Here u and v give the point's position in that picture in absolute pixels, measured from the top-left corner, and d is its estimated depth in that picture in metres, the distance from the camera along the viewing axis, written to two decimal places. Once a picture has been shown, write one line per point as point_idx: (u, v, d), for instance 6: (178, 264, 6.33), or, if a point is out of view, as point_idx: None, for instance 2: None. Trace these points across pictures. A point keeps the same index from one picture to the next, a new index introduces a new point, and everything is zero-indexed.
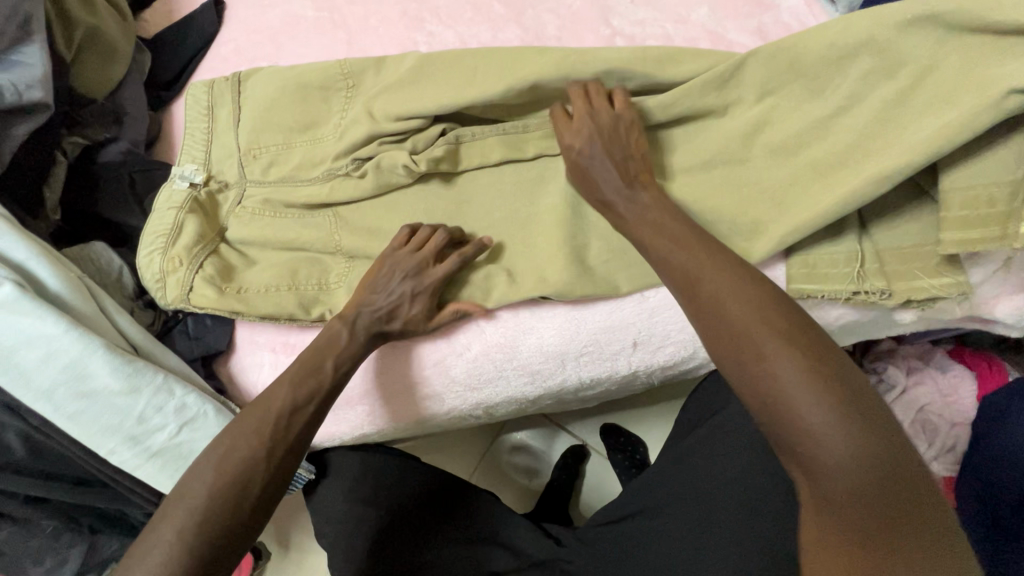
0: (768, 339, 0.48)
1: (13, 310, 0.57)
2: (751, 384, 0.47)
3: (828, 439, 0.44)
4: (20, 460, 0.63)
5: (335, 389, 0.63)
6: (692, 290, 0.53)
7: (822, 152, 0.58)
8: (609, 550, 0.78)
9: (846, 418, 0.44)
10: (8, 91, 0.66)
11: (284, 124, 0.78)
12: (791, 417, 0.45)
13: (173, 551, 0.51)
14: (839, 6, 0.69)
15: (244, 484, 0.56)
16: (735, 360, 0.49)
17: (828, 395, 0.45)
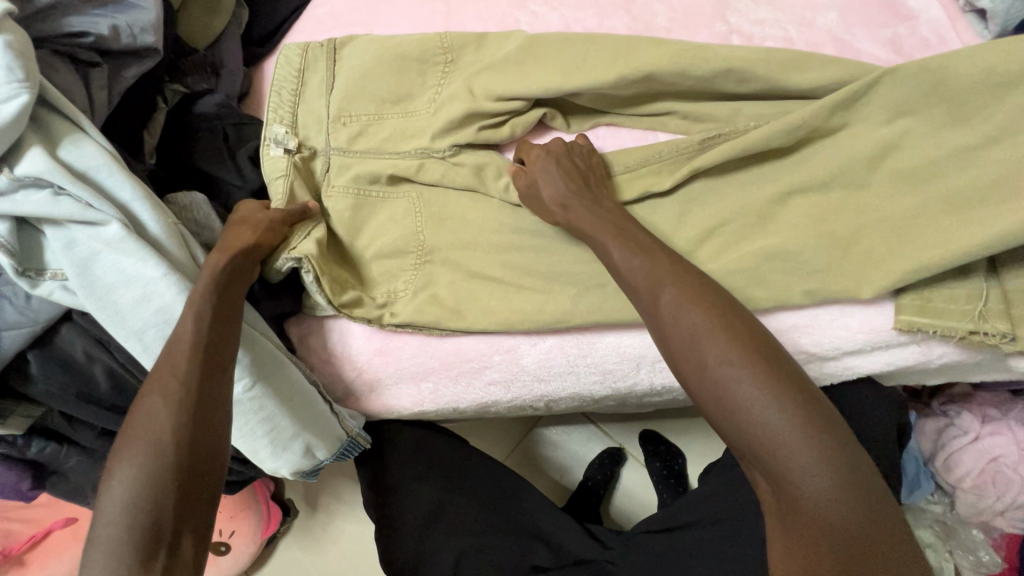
0: (719, 348, 0.47)
1: (117, 249, 0.58)
2: (720, 395, 0.46)
3: (760, 413, 0.44)
4: (103, 394, 0.65)
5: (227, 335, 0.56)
6: (652, 299, 0.52)
7: (960, 184, 0.55)
8: (654, 557, 0.76)
9: (778, 392, 0.45)
10: (123, 33, 0.67)
11: (378, 94, 0.76)
12: (728, 395, 0.45)
13: (134, 494, 0.48)
14: (988, 25, 0.64)
15: (162, 447, 0.50)
16: (689, 369, 0.48)
17: (753, 366, 0.46)
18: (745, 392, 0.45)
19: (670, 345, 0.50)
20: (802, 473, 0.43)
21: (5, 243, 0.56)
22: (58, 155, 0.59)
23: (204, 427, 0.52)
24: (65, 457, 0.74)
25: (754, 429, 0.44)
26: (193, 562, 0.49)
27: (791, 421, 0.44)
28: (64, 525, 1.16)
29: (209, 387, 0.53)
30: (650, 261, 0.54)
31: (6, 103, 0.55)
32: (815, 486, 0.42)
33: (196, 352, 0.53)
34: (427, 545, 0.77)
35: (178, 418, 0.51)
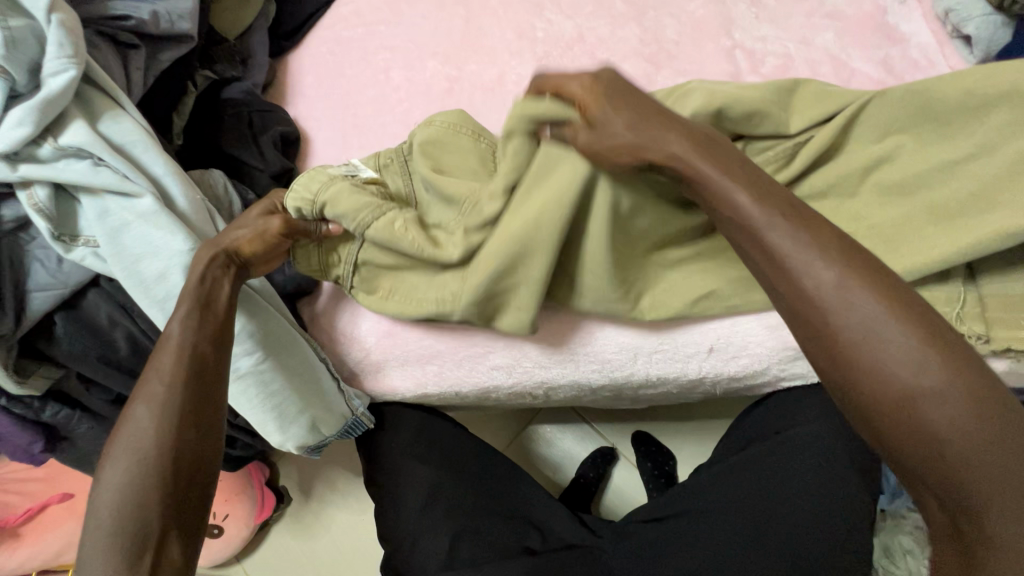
0: (905, 349, 0.41)
1: (149, 221, 0.61)
2: (905, 405, 0.40)
3: (951, 429, 0.39)
4: (121, 358, 0.68)
5: (212, 339, 0.57)
6: (802, 300, 0.44)
7: (942, 196, 0.59)
8: (644, 545, 0.78)
9: (967, 411, 0.39)
10: (163, 19, 0.71)
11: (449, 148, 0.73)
12: (912, 407, 0.40)
13: (119, 496, 0.48)
14: (974, 51, 0.68)
15: (147, 448, 0.50)
16: (857, 378, 0.42)
17: (948, 376, 0.39)
18: (932, 404, 0.39)
19: (831, 354, 0.43)
20: (999, 494, 0.37)
21: (44, 208, 0.59)
22: (98, 129, 0.63)
23: (188, 429, 0.52)
24: (76, 423, 0.77)
25: (943, 447, 0.39)
26: (181, 560, 0.48)
27: (988, 445, 0.38)
28: (60, 500, 1.17)
29: (197, 389, 0.54)
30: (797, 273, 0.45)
31: (56, 76, 0.59)
32: (996, 516, 0.37)
33: (184, 354, 0.55)
34: (425, 525, 0.78)
35: (165, 419, 0.51)
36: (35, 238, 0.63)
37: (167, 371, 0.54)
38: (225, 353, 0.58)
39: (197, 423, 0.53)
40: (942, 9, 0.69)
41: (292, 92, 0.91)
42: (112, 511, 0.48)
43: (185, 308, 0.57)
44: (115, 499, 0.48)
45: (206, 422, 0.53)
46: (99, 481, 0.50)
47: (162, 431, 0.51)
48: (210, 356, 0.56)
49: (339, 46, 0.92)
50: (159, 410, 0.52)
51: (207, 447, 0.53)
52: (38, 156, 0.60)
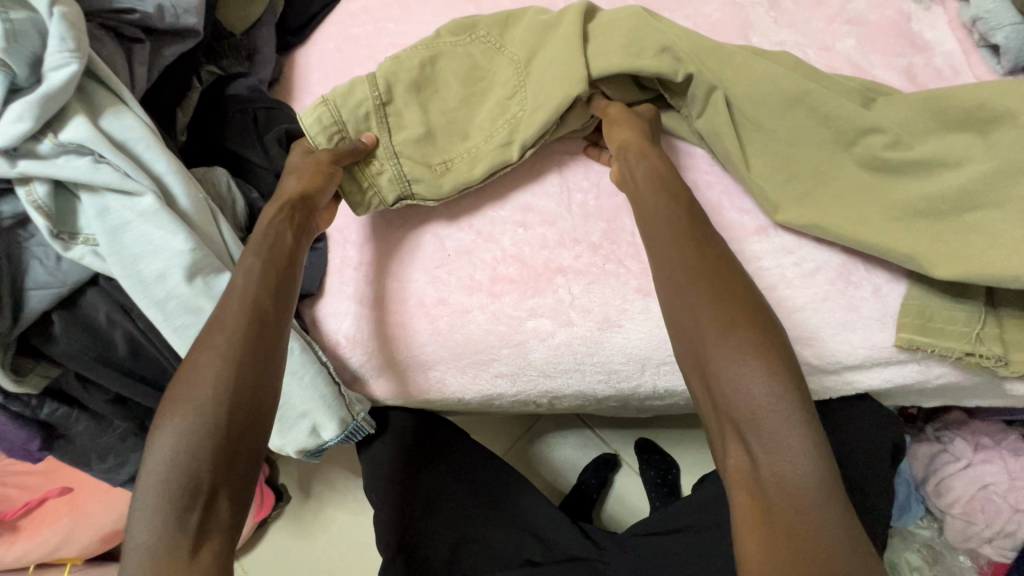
0: (715, 311, 0.51)
1: (149, 220, 0.60)
2: (711, 361, 0.49)
3: (751, 384, 0.47)
4: (120, 358, 0.67)
5: (272, 297, 0.57)
6: (665, 273, 0.56)
7: (966, 216, 0.57)
8: (646, 559, 0.77)
9: (782, 397, 0.46)
10: (167, 13, 0.69)
11: (453, 99, 0.76)
12: (717, 364, 0.48)
13: (179, 443, 0.48)
14: (1001, 62, 0.66)
15: (208, 397, 0.50)
16: (691, 336, 0.51)
17: (751, 337, 0.49)
18: (733, 357, 0.48)
19: (682, 320, 0.53)
20: (773, 435, 0.45)
21: (43, 206, 0.58)
22: (99, 124, 0.61)
23: (246, 385, 0.51)
24: (74, 421, 0.76)
25: (741, 395, 0.47)
26: (227, 516, 0.48)
27: (794, 424, 0.45)
28: (58, 495, 1.16)
29: (256, 339, 0.54)
30: (685, 259, 0.55)
31: (58, 70, 0.57)
32: (790, 467, 0.44)
33: (245, 305, 0.55)
34: (424, 533, 0.78)
35: (224, 367, 0.51)
36: (33, 235, 0.62)
37: (228, 319, 0.54)
38: (284, 309, 0.58)
39: (264, 380, 0.53)
40: (969, 16, 0.67)
41: (299, 89, 0.89)
42: (167, 452, 0.48)
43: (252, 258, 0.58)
44: (170, 448, 0.48)
45: (263, 376, 0.53)
46: (161, 425, 0.49)
47: (220, 382, 0.50)
48: (270, 308, 0.57)
49: (347, 43, 0.90)
50: (219, 366, 0.51)
51: (264, 399, 0.52)
52: (38, 152, 0.58)
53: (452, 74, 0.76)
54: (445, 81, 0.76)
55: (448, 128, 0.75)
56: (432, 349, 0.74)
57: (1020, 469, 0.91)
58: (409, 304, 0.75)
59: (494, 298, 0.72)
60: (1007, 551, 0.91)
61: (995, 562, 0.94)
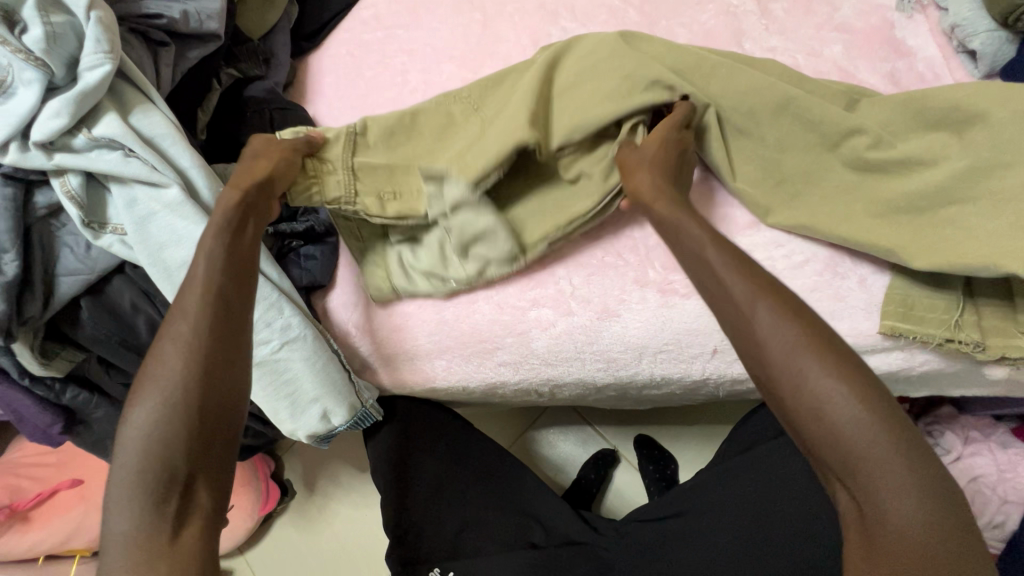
0: (813, 358, 0.45)
1: (174, 211, 0.64)
2: (814, 415, 0.45)
3: (857, 435, 0.43)
4: (143, 343, 0.70)
5: (234, 285, 0.57)
6: (736, 315, 0.50)
7: (945, 210, 0.61)
8: (644, 543, 0.80)
9: (890, 443, 0.43)
10: (192, 18, 0.73)
11: (437, 123, 0.76)
12: (822, 417, 0.44)
13: (150, 432, 0.50)
14: (979, 67, 0.70)
15: (177, 388, 0.51)
16: (781, 385, 0.46)
17: (851, 385, 0.45)
18: (838, 410, 0.44)
19: (764, 367, 0.47)
20: (885, 489, 0.43)
21: (76, 196, 0.62)
22: (129, 121, 0.65)
23: (208, 375, 0.52)
24: (93, 407, 0.79)
25: (846, 448, 0.44)
26: (207, 504, 0.50)
27: (904, 467, 0.43)
28: (69, 487, 1.17)
29: (221, 330, 0.54)
30: (770, 300, 0.48)
31: (93, 70, 0.61)
32: (896, 509, 0.42)
33: (207, 295, 0.55)
34: (431, 514, 0.81)
35: (189, 359, 0.52)
36: (65, 224, 0.66)
37: (189, 310, 0.54)
38: (247, 296, 0.58)
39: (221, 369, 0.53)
40: (947, 24, 0.71)
41: (312, 91, 0.94)
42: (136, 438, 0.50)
43: (211, 246, 0.57)
44: (143, 438, 0.50)
45: (231, 365, 0.54)
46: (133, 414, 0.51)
47: (187, 374, 0.51)
48: (234, 297, 0.56)
49: (358, 48, 0.95)
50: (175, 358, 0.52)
51: (234, 391, 0.53)
52: (73, 146, 0.62)
53: (426, 132, 0.76)
54: (421, 136, 0.76)
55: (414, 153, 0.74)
56: (438, 338, 0.77)
57: (1008, 461, 0.94)
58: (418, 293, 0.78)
59: (499, 289, 0.76)
60: (997, 542, 0.93)
61: None
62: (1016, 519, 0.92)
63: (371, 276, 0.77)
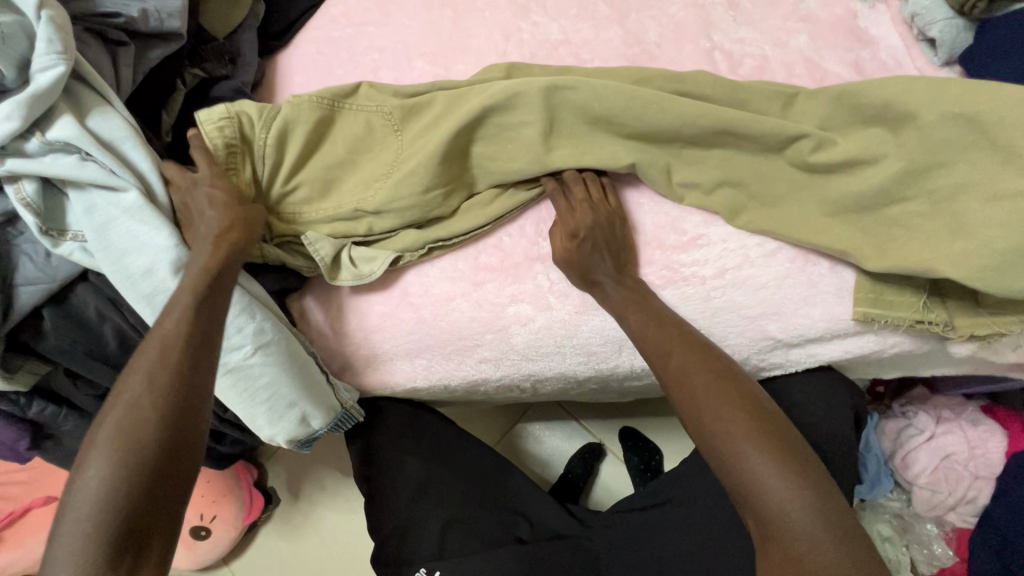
0: (715, 399, 0.56)
1: (135, 216, 0.62)
2: (716, 443, 0.55)
3: (752, 460, 0.52)
4: (111, 353, 0.68)
5: (206, 340, 0.56)
6: (664, 360, 0.61)
7: (910, 195, 0.62)
8: (629, 533, 0.81)
9: (767, 446, 0.53)
10: (151, 17, 0.71)
11: (349, 128, 0.75)
12: (724, 446, 0.54)
13: (107, 482, 0.49)
14: (939, 54, 0.72)
15: (144, 439, 0.51)
16: (694, 419, 0.57)
17: (746, 422, 0.54)
18: (736, 441, 0.54)
19: (683, 406, 0.58)
20: (781, 507, 0.50)
21: (30, 203, 0.60)
22: (87, 125, 0.63)
23: (182, 422, 0.53)
24: (63, 420, 0.77)
25: (743, 471, 0.53)
26: (160, 555, 0.50)
27: (781, 466, 0.52)
28: (43, 504, 1.13)
29: (194, 385, 0.54)
30: (677, 338, 0.62)
31: (45, 71, 0.59)
32: (776, 498, 0.51)
33: (183, 343, 0.54)
34: (417, 514, 0.81)
35: (164, 410, 0.52)
36: (22, 233, 0.63)
37: (165, 362, 0.53)
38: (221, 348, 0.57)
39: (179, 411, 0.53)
40: (908, 12, 0.72)
41: (281, 91, 0.92)
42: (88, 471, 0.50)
43: (190, 298, 0.57)
44: (101, 490, 0.49)
45: (197, 416, 0.54)
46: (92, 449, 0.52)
47: (162, 428, 0.51)
48: (205, 347, 0.56)
49: (327, 47, 0.93)
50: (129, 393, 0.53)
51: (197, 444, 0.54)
52: (27, 151, 0.60)
53: (345, 138, 0.75)
54: (333, 145, 0.75)
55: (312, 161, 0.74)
56: (416, 338, 0.77)
57: (979, 438, 0.96)
58: (395, 294, 0.77)
59: (478, 287, 0.75)
60: (970, 516, 0.96)
61: (958, 527, 0.99)
62: (986, 493, 0.95)
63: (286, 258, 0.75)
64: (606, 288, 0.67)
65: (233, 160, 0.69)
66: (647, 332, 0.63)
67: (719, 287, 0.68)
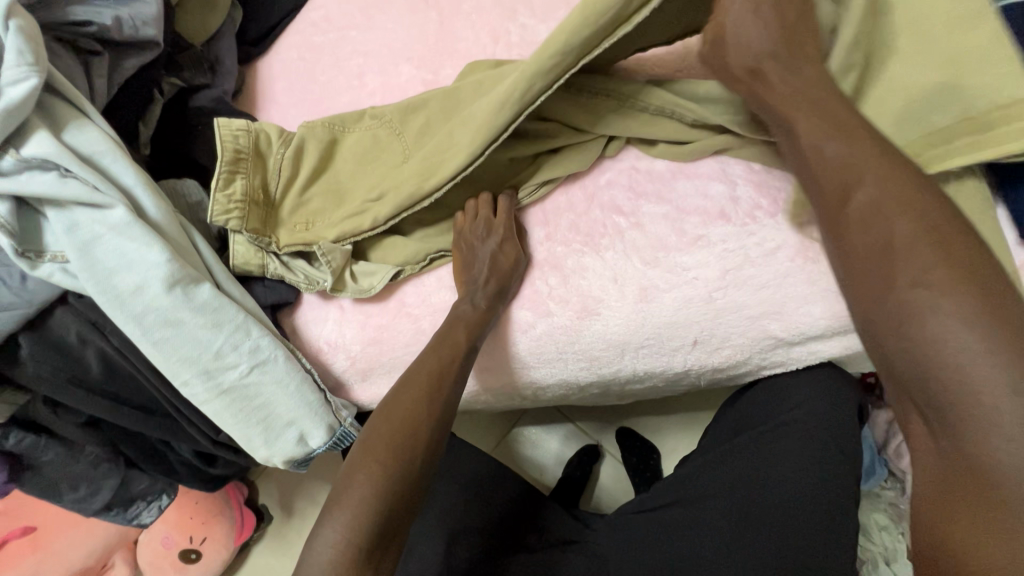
0: (909, 228, 0.44)
1: (122, 233, 0.59)
2: (917, 337, 0.42)
3: (973, 360, 0.39)
4: (94, 378, 0.65)
5: (453, 398, 0.65)
6: (838, 202, 0.48)
7: None
8: (635, 535, 0.80)
9: (986, 325, 0.40)
10: (126, 25, 0.68)
11: (358, 144, 0.76)
12: (914, 324, 0.42)
13: (356, 527, 0.55)
14: None
15: (393, 484, 0.58)
16: (875, 269, 0.45)
17: (958, 289, 0.41)
18: (935, 324, 0.41)
19: (859, 243, 0.46)
20: (997, 416, 0.38)
21: (6, 224, 0.56)
22: (62, 139, 0.60)
23: (413, 470, 0.59)
24: (42, 450, 0.74)
25: (956, 373, 0.40)
26: None
27: (978, 342, 0.39)
28: (21, 535, 1.06)
29: (402, 433, 0.61)
30: (866, 158, 0.48)
31: (15, 85, 0.56)
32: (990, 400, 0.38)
33: (425, 399, 0.63)
34: (420, 530, 0.79)
35: (395, 460, 0.59)
36: None
37: (408, 417, 0.62)
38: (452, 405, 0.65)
39: (438, 463, 0.63)
40: None
41: (263, 99, 0.89)
42: (349, 524, 0.55)
43: (434, 361, 0.65)
44: (345, 537, 0.55)
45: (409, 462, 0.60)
46: (343, 491, 0.58)
47: (382, 475, 0.58)
48: (431, 401, 0.63)
49: (309, 52, 0.91)
50: (389, 450, 0.59)
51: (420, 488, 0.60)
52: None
53: (351, 152, 0.76)
54: (344, 161, 0.76)
55: (324, 177, 0.75)
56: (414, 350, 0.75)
57: None
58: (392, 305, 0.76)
59: None
60: None
61: None
62: None
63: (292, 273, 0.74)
64: (772, 77, 0.54)
65: (239, 169, 0.70)
66: (837, 151, 0.49)
67: (721, 288, 0.68)
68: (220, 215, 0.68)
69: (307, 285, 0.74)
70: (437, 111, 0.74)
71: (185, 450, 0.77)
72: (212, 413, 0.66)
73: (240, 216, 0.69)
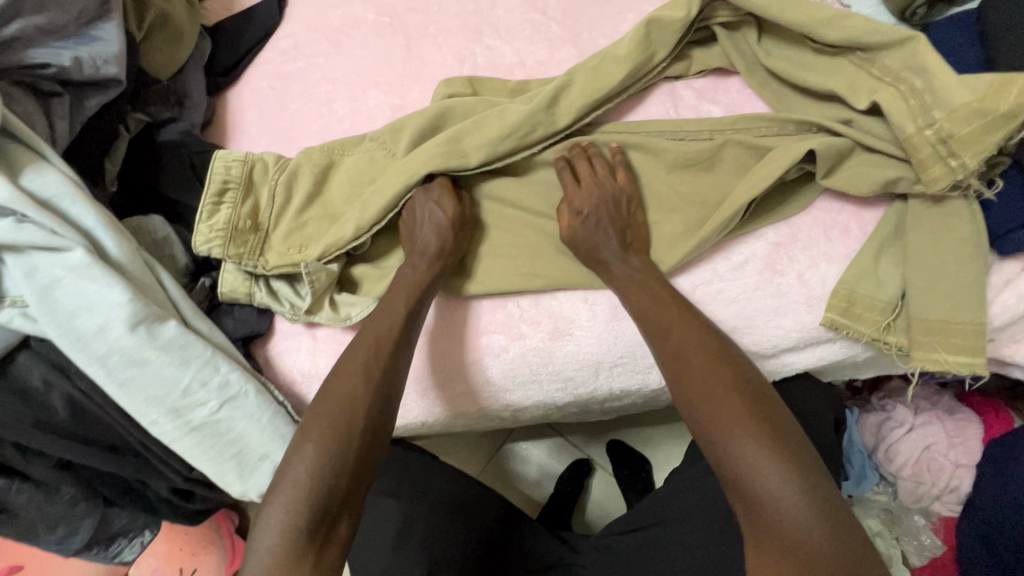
0: (711, 365, 0.56)
1: (82, 275, 0.59)
2: (718, 443, 0.52)
3: (757, 461, 0.49)
4: (62, 422, 0.64)
5: (389, 374, 0.62)
6: (661, 340, 0.60)
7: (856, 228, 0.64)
8: (619, 555, 0.80)
9: (755, 429, 0.51)
10: (86, 65, 0.69)
11: (357, 166, 0.77)
12: (724, 435, 0.52)
13: (285, 525, 0.53)
14: None
15: (328, 473, 0.55)
16: (690, 409, 0.55)
17: (749, 411, 0.52)
18: (738, 439, 0.51)
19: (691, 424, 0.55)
20: (778, 509, 0.47)
21: None
22: (21, 183, 0.60)
23: (348, 458, 0.56)
24: (16, 493, 0.73)
25: (747, 475, 0.49)
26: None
27: (757, 443, 0.50)
28: None
29: (337, 418, 0.58)
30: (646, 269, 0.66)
31: None
32: (774, 499, 0.48)
33: (360, 378, 0.60)
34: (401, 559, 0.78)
35: (327, 448, 0.56)
36: None
37: (339, 399, 0.59)
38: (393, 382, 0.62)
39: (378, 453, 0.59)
40: None
41: (232, 129, 0.89)
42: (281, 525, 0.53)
43: (366, 343, 0.63)
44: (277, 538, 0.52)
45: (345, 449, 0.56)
46: (271, 493, 0.55)
47: (315, 466, 0.55)
48: (362, 384, 0.60)
49: (278, 81, 0.91)
50: (324, 438, 0.56)
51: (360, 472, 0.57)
52: None
53: (348, 175, 0.77)
54: (340, 184, 0.78)
55: (323, 201, 0.77)
56: None
57: (957, 428, 0.98)
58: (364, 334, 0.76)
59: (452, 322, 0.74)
60: (955, 505, 0.97)
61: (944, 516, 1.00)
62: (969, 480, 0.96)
63: (277, 303, 0.74)
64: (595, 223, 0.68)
65: (226, 199, 0.72)
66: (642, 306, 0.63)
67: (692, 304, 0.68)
68: (203, 245, 0.70)
69: (292, 314, 0.73)
70: (427, 130, 0.76)
71: (161, 488, 0.76)
72: (183, 452, 0.65)
73: (222, 244, 0.71)
